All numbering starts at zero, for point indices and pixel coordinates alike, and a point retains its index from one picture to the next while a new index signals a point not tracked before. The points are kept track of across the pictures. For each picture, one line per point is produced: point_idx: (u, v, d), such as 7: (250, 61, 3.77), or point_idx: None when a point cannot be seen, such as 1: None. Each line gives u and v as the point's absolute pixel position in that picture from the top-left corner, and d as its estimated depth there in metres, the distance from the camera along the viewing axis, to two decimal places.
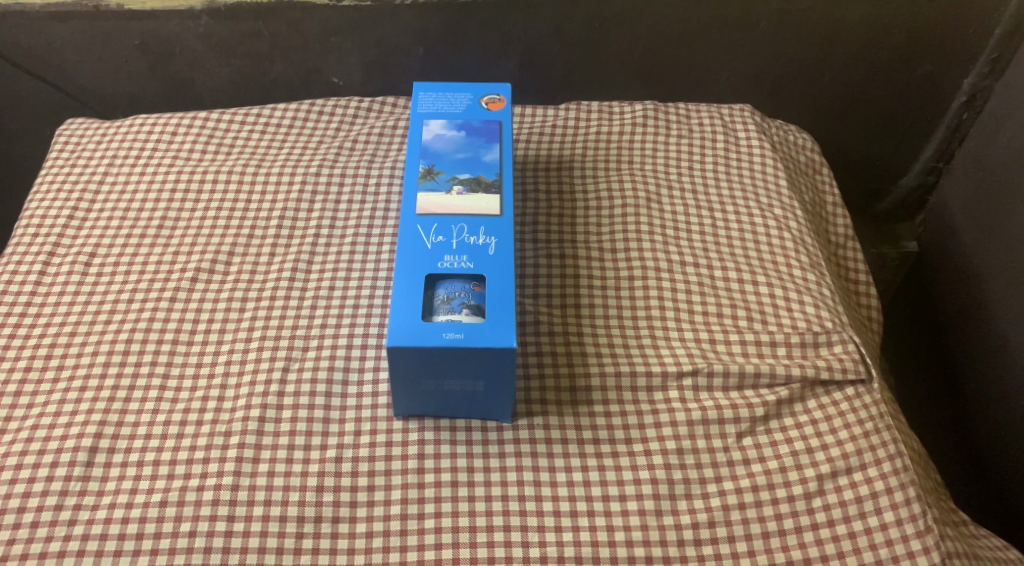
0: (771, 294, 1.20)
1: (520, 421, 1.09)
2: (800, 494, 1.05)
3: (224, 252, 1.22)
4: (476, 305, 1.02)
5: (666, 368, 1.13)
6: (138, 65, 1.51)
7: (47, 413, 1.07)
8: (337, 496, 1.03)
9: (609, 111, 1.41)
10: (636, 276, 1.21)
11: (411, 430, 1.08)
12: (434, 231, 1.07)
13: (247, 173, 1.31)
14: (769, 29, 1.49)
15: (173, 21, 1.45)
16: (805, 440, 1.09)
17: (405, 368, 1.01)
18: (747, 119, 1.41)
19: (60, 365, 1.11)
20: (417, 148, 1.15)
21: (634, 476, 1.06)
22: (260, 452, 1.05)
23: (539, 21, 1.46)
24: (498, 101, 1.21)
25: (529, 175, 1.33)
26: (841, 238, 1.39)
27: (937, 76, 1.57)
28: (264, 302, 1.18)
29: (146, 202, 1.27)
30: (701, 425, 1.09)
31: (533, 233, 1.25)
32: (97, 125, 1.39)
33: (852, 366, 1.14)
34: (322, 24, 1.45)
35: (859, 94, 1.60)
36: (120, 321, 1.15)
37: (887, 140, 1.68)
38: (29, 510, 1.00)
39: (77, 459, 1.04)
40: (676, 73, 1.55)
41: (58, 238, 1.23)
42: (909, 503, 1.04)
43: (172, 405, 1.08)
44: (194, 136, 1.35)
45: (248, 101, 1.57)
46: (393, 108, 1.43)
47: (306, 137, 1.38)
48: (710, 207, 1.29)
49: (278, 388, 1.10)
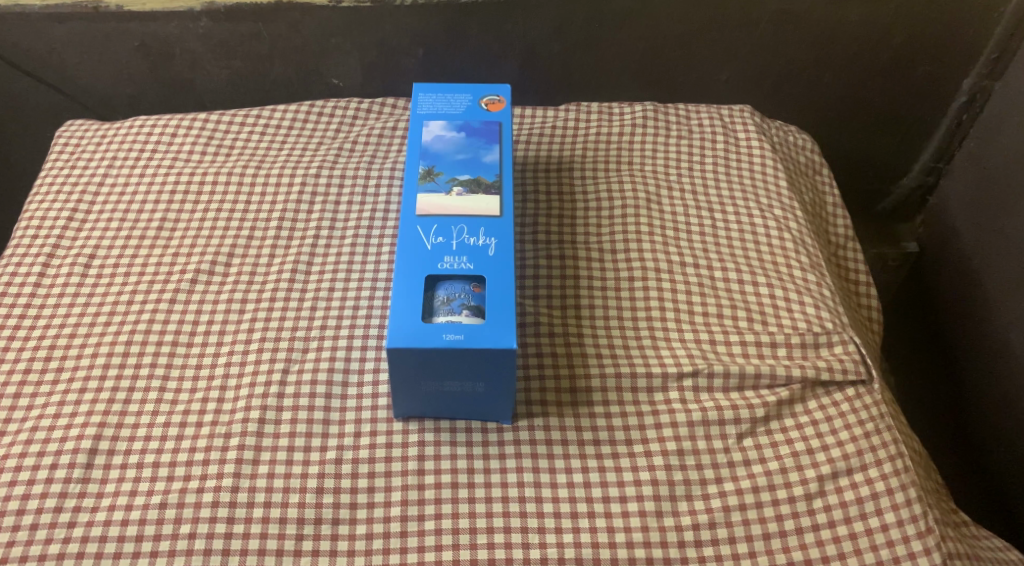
0: (771, 294, 1.20)
1: (520, 422, 1.09)
2: (801, 495, 1.05)
3: (224, 253, 1.22)
4: (476, 305, 1.02)
5: (666, 368, 1.13)
6: (138, 67, 1.51)
7: (47, 415, 1.07)
8: (337, 498, 1.03)
9: (609, 112, 1.41)
10: (636, 277, 1.21)
11: (411, 431, 1.08)
12: (435, 232, 1.07)
13: (246, 174, 1.31)
14: (769, 29, 1.49)
15: (173, 22, 1.45)
16: (805, 440, 1.09)
17: (405, 370, 1.01)
18: (746, 120, 1.41)
19: (60, 367, 1.11)
20: (417, 149, 1.15)
21: (634, 477, 1.06)
22: (260, 453, 1.05)
23: (539, 22, 1.46)
24: (497, 102, 1.21)
25: (529, 176, 1.33)
26: (841, 238, 1.39)
27: (937, 76, 1.56)
28: (264, 303, 1.18)
29: (146, 204, 1.27)
30: (701, 425, 1.09)
31: (533, 234, 1.25)
32: (97, 126, 1.39)
33: (852, 367, 1.14)
34: (322, 26, 1.45)
35: (859, 95, 1.60)
36: (119, 323, 1.15)
37: (887, 141, 1.68)
38: (29, 511, 1.00)
39: (77, 461, 1.04)
40: (676, 74, 1.55)
41: (59, 239, 1.23)
42: (909, 503, 1.04)
43: (171, 406, 1.08)
44: (193, 138, 1.35)
45: (248, 102, 1.57)
46: (393, 109, 1.43)
47: (306, 138, 1.38)
48: (710, 207, 1.29)
49: (278, 390, 1.10)
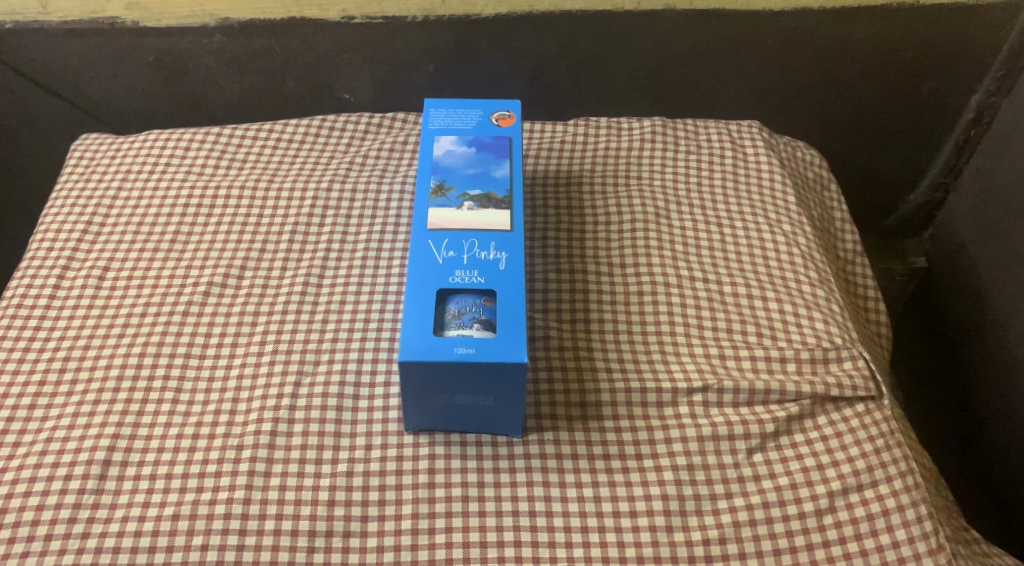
0: (781, 310, 1.20)
1: (529, 436, 1.09)
2: (812, 511, 1.05)
3: (236, 267, 1.23)
4: (487, 320, 1.03)
5: (676, 384, 1.13)
6: (153, 82, 1.52)
7: (61, 426, 1.08)
8: (349, 510, 1.03)
9: (617, 126, 1.42)
10: (645, 292, 1.21)
11: (422, 444, 1.08)
12: (446, 246, 1.07)
13: (260, 188, 1.32)
14: (777, 46, 1.50)
15: (187, 38, 1.46)
16: (816, 456, 1.09)
17: (416, 382, 1.02)
18: (755, 135, 1.42)
19: (75, 378, 1.12)
20: (429, 163, 1.16)
21: (645, 492, 1.06)
22: (272, 466, 1.05)
23: (548, 38, 1.47)
24: (508, 118, 1.22)
25: (538, 191, 1.34)
26: (850, 254, 1.39)
27: (945, 93, 1.57)
28: (276, 316, 1.18)
29: (160, 216, 1.28)
30: (711, 440, 1.09)
31: (542, 249, 1.26)
32: (112, 140, 1.40)
33: (862, 383, 1.14)
34: (334, 42, 1.47)
35: (866, 111, 1.61)
36: (134, 334, 1.16)
37: (895, 156, 1.68)
38: (43, 522, 1.01)
39: (90, 472, 1.04)
40: (685, 89, 1.55)
41: (73, 253, 1.24)
42: (921, 520, 1.04)
43: (184, 419, 1.09)
44: (207, 150, 1.37)
45: (261, 118, 1.58)
46: (404, 124, 1.44)
47: (317, 152, 1.39)
48: (719, 223, 1.30)
49: (290, 403, 1.10)
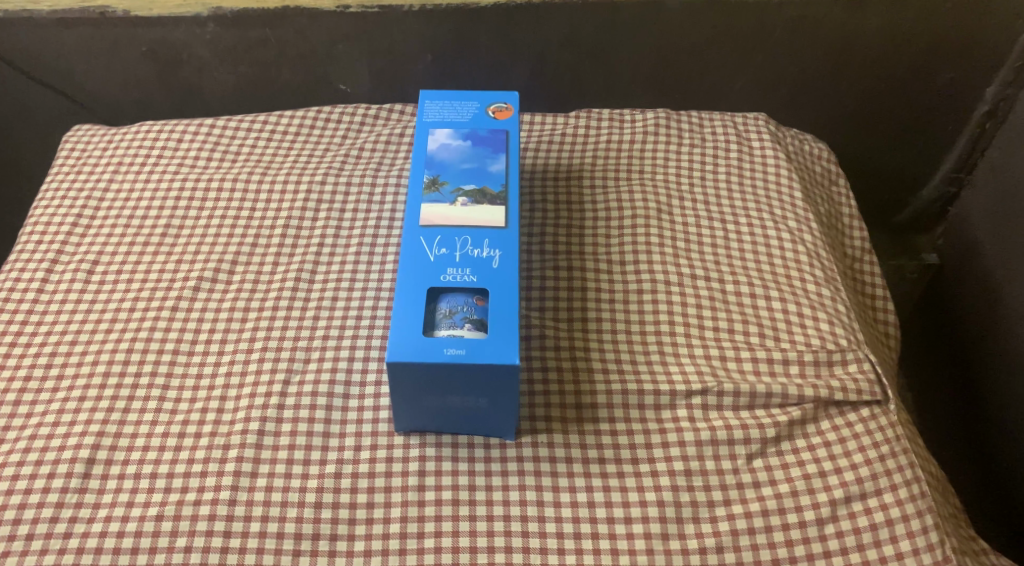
0: (784, 310, 1.17)
1: (523, 439, 1.06)
2: (813, 520, 1.02)
3: (227, 262, 1.21)
4: (478, 320, 1.00)
5: (675, 386, 1.10)
6: (147, 73, 1.50)
7: (45, 423, 1.06)
8: (336, 513, 1.01)
9: (620, 119, 1.38)
10: (644, 290, 1.18)
11: (413, 446, 1.06)
12: (438, 243, 1.04)
13: (252, 180, 1.30)
14: (785, 36, 1.45)
15: (181, 28, 1.43)
16: (818, 463, 1.05)
17: (406, 383, 0.99)
18: (761, 128, 1.38)
19: (61, 374, 1.10)
20: (422, 157, 1.13)
21: (641, 498, 1.03)
22: (258, 466, 1.03)
23: (549, 28, 1.44)
24: (505, 110, 1.19)
25: (537, 184, 1.31)
26: (858, 252, 1.35)
27: (959, 85, 1.52)
28: (266, 314, 1.16)
29: (151, 209, 1.26)
30: (710, 445, 1.06)
31: (540, 244, 1.23)
32: (104, 131, 1.37)
33: (867, 387, 1.10)
34: (330, 31, 1.44)
35: (877, 103, 1.56)
36: (121, 330, 1.14)
37: (907, 149, 1.64)
38: (25, 521, 0.99)
39: (74, 471, 1.02)
40: (689, 82, 1.52)
41: (62, 246, 1.22)
42: (926, 531, 1.01)
43: (170, 417, 1.07)
44: (200, 142, 1.34)
45: (257, 108, 1.56)
46: (401, 115, 1.41)
47: (313, 143, 1.36)
48: (722, 217, 1.26)
49: (278, 401, 1.08)
